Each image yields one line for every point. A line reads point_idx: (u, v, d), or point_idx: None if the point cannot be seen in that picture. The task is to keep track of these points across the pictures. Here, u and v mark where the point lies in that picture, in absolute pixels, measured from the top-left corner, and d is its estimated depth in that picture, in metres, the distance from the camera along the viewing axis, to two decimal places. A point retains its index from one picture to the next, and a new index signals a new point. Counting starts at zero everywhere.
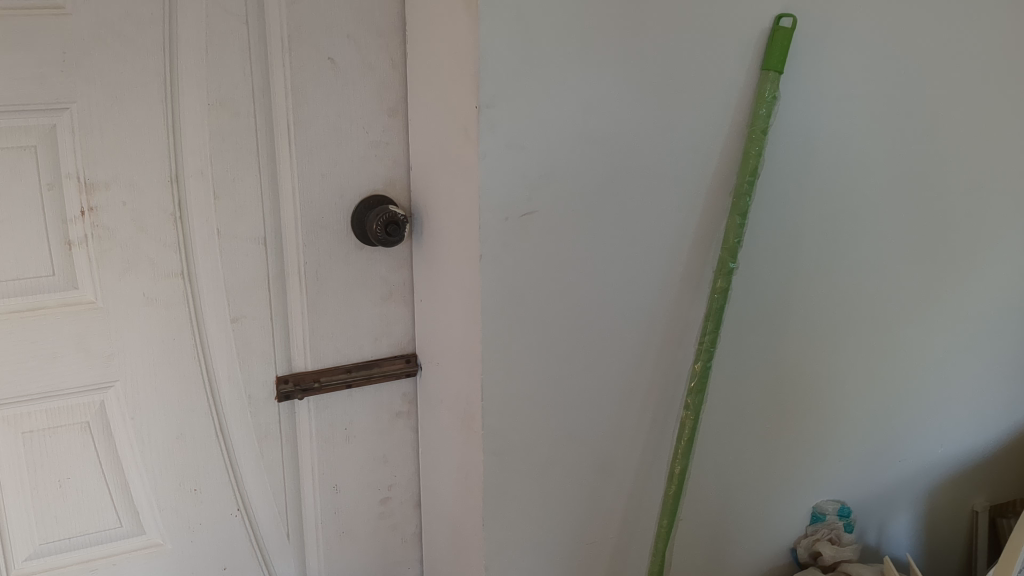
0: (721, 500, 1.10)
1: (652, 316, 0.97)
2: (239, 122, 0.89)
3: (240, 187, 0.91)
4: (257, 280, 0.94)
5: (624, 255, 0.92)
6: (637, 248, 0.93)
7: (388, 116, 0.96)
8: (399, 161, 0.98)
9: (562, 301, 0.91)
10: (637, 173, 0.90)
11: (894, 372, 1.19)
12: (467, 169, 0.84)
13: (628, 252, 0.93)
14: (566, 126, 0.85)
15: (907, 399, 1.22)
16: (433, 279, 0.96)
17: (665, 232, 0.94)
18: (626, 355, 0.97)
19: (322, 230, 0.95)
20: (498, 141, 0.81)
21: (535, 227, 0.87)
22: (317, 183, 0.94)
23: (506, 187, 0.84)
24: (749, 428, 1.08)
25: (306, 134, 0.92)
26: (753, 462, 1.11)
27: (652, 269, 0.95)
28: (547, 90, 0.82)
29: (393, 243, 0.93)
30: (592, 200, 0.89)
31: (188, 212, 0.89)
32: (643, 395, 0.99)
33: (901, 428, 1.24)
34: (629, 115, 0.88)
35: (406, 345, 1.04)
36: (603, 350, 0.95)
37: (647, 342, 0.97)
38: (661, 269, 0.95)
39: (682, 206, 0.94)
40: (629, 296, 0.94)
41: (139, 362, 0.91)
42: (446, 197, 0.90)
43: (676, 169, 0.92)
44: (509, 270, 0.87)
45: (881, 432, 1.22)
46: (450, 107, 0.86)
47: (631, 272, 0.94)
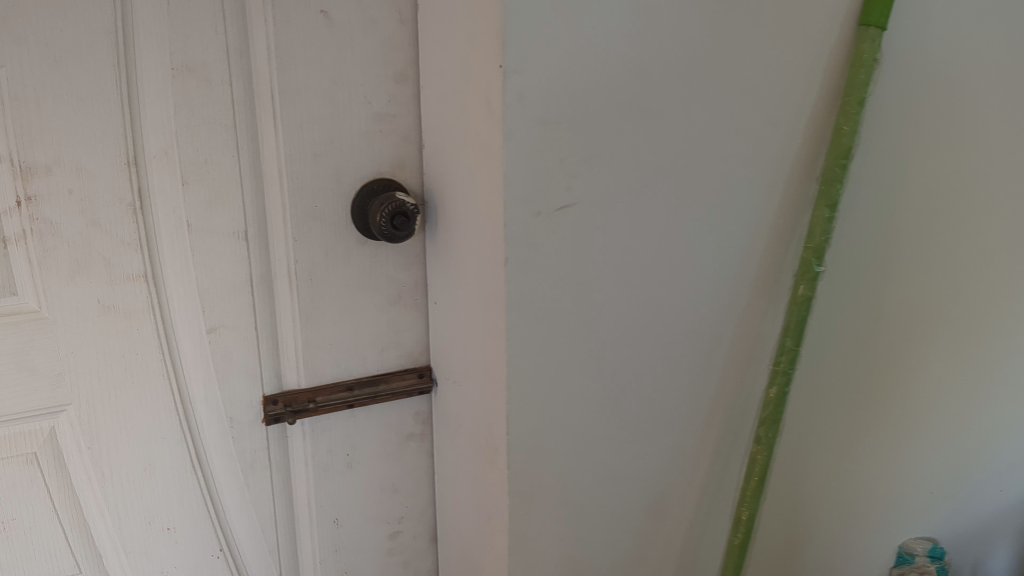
0: (788, 538, 0.95)
1: (715, 327, 0.80)
2: (211, 90, 0.72)
3: (214, 170, 0.74)
4: (238, 282, 0.78)
5: (683, 256, 0.75)
6: (699, 247, 0.76)
7: (395, 83, 0.79)
8: (410, 138, 0.81)
9: (606, 313, 0.74)
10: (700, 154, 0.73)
11: (997, 387, 1.01)
12: (493, 152, 0.67)
13: (687, 252, 0.75)
14: (612, 97, 0.68)
15: (1013, 421, 1.05)
16: (451, 283, 0.79)
17: (733, 226, 0.77)
18: (683, 375, 0.80)
19: (315, 221, 0.79)
20: (528, 115, 0.65)
21: (575, 222, 0.70)
22: (309, 164, 0.77)
23: (538, 173, 0.67)
24: (826, 456, 0.92)
25: (295, 105, 0.75)
26: (828, 494, 0.95)
27: (716, 272, 0.78)
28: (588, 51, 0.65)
29: (400, 238, 0.77)
30: (644, 189, 0.72)
31: (151, 201, 0.73)
32: (701, 421, 0.83)
33: (1003, 452, 1.06)
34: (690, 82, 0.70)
35: (420, 356, 0.87)
36: (655, 370, 0.78)
37: (708, 358, 0.80)
38: (728, 271, 0.78)
39: (754, 194, 0.77)
40: (688, 304, 0.77)
41: (96, 382, 0.76)
42: (466, 185, 0.73)
43: (748, 149, 0.75)
44: (541, 277, 0.70)
45: (979, 458, 1.05)
46: (469, 71, 0.69)
47: (691, 277, 0.76)
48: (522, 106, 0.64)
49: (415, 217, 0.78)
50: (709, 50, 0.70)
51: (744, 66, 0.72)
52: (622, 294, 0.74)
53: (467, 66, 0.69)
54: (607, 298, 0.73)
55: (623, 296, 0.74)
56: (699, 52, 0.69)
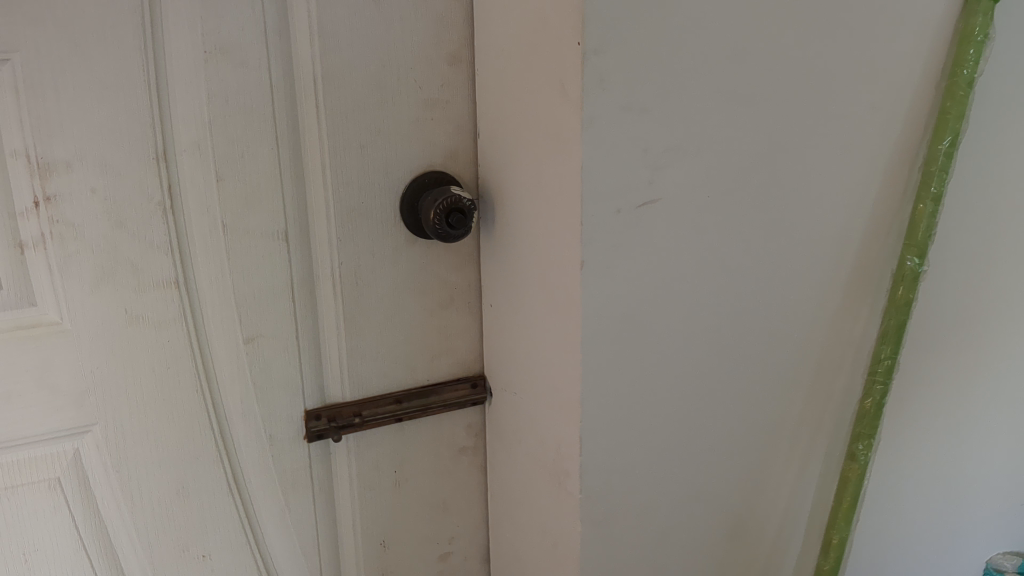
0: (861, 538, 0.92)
1: (804, 334, 0.72)
2: (248, 76, 0.65)
3: (252, 165, 0.67)
4: (279, 287, 0.71)
5: (771, 256, 0.68)
6: (788, 246, 0.69)
7: (448, 66, 0.71)
8: (464, 127, 0.73)
9: (688, 320, 0.67)
10: (791, 142, 0.66)
11: None
12: (572, 143, 0.60)
13: (777, 252, 0.68)
14: (699, 79, 0.61)
15: None
16: (512, 286, 0.72)
17: (825, 222, 0.70)
18: (767, 386, 0.72)
19: (362, 220, 0.72)
20: (608, 100, 0.58)
21: (655, 220, 0.63)
22: (355, 156, 0.70)
23: (618, 164, 0.60)
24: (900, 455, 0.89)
25: (340, 91, 0.68)
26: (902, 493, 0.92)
27: (806, 272, 0.70)
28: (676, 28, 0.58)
29: (456, 236, 0.70)
30: (732, 182, 0.64)
31: (183, 199, 0.66)
32: (787, 436, 0.76)
33: None
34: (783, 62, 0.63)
35: (473, 365, 0.80)
36: (739, 381, 0.71)
37: (796, 368, 0.73)
38: (818, 271, 0.71)
39: (848, 186, 0.69)
40: (775, 309, 0.70)
41: (124, 399, 0.69)
42: (535, 179, 0.65)
43: (842, 135, 0.68)
44: (619, 280, 0.63)
45: None
46: (540, 52, 0.62)
47: (779, 279, 0.69)
48: (602, 90, 0.58)
49: (472, 214, 0.71)
50: (803, 25, 0.63)
51: (839, 43, 0.65)
52: (706, 299, 0.67)
53: (537, 46, 0.62)
54: (689, 304, 0.66)
55: (707, 301, 0.67)
56: (792, 28, 0.62)
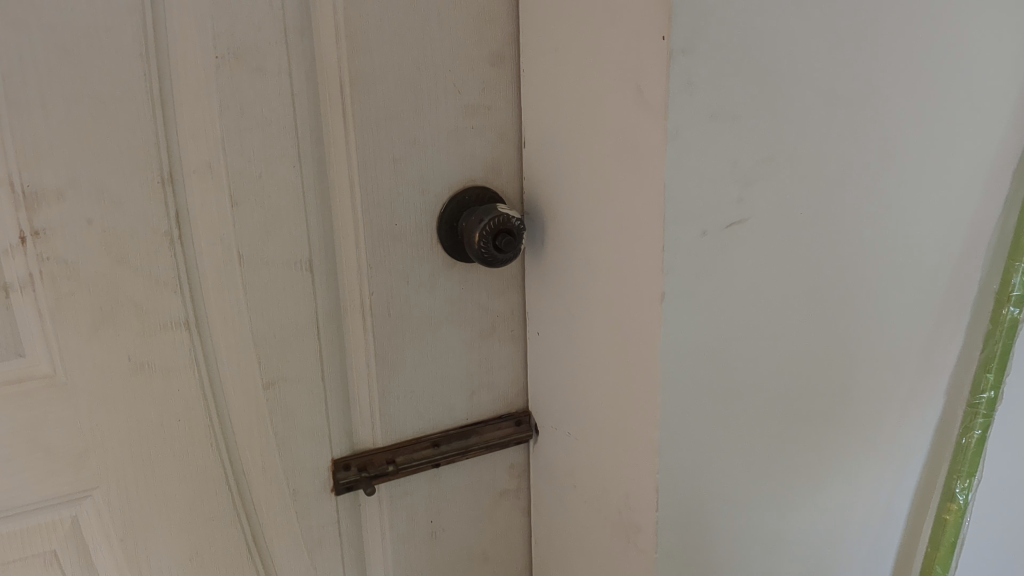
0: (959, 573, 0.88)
1: (886, 358, 0.65)
2: (266, 84, 0.56)
3: (271, 186, 0.58)
4: (302, 323, 0.62)
5: (857, 275, 0.61)
6: (874, 265, 0.62)
7: (491, 66, 0.63)
8: (507, 135, 0.65)
9: (771, 351, 0.59)
10: (884, 148, 0.58)
11: None
12: (654, 157, 0.51)
13: (863, 271, 0.61)
14: (795, 80, 0.53)
15: None
16: (569, 314, 0.64)
17: (911, 236, 0.63)
18: (850, 419, 0.65)
19: (396, 244, 0.63)
20: (695, 107, 0.50)
21: (744, 241, 0.55)
22: (389, 172, 0.61)
23: (706, 180, 0.52)
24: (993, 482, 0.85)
25: (371, 98, 0.59)
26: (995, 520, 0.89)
27: (890, 290, 0.63)
28: (772, 21, 0.50)
29: (504, 260, 0.62)
30: (823, 195, 0.57)
31: (192, 227, 0.57)
32: (866, 472, 0.69)
33: None
34: (880, 56, 0.55)
35: (516, 400, 0.72)
36: (820, 415, 0.64)
37: (877, 395, 0.66)
38: (902, 289, 0.64)
39: (935, 195, 0.63)
40: (860, 334, 0.63)
41: (129, 458, 0.60)
42: (601, 197, 0.57)
43: (932, 139, 0.61)
44: (703, 311, 0.55)
45: None
46: (610, 51, 0.53)
47: (865, 301, 0.62)
48: (689, 95, 0.49)
49: (522, 235, 0.62)
50: (903, 14, 0.55)
51: (936, 33, 0.57)
52: (790, 327, 0.59)
53: (605, 44, 0.53)
54: (773, 333, 0.59)
55: (791, 329, 0.60)
56: (890, 18, 0.55)
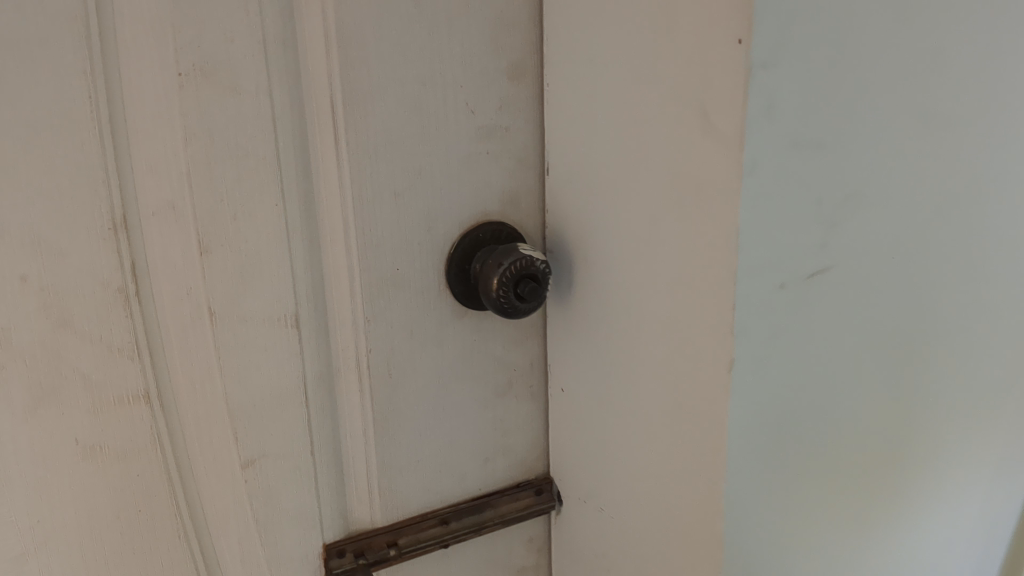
0: None
1: (951, 409, 0.58)
2: (241, 107, 0.46)
3: (248, 229, 0.48)
4: (288, 390, 0.52)
5: (932, 322, 0.53)
6: (946, 310, 0.53)
7: (511, 81, 0.53)
8: (528, 162, 0.55)
9: (843, 418, 0.50)
10: (968, 178, 0.50)
11: None
12: (718, 196, 0.42)
13: (939, 316, 0.53)
14: (887, 100, 0.44)
15: None
16: (606, 371, 0.54)
17: (984, 275, 0.55)
18: (908, 478, 0.57)
19: (399, 293, 0.53)
20: (777, 135, 0.40)
21: (825, 293, 0.45)
22: (389, 208, 0.51)
23: (787, 223, 0.42)
24: None
25: (368, 121, 0.49)
26: None
27: (963, 335, 0.55)
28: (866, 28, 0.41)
29: (528, 312, 0.52)
30: (907, 236, 0.48)
31: (152, 283, 0.47)
32: (919, 535, 0.61)
33: None
34: (970, 70, 0.47)
35: (536, 465, 0.62)
36: (884, 478, 0.55)
37: (938, 449, 0.59)
38: (972, 332, 0.56)
39: (1011, 226, 0.55)
40: (925, 389, 0.55)
41: (78, 556, 0.50)
42: (651, 239, 0.47)
43: (1013, 163, 0.53)
44: (774, 379, 0.46)
45: None
46: (665, 66, 0.44)
47: (935, 351, 0.54)
48: (769, 122, 0.40)
49: (548, 281, 0.53)
50: (996, 21, 0.47)
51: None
52: (864, 387, 0.50)
53: (656, 56, 0.44)
54: (846, 399, 0.50)
55: (863, 391, 0.51)
56: (983, 26, 0.46)
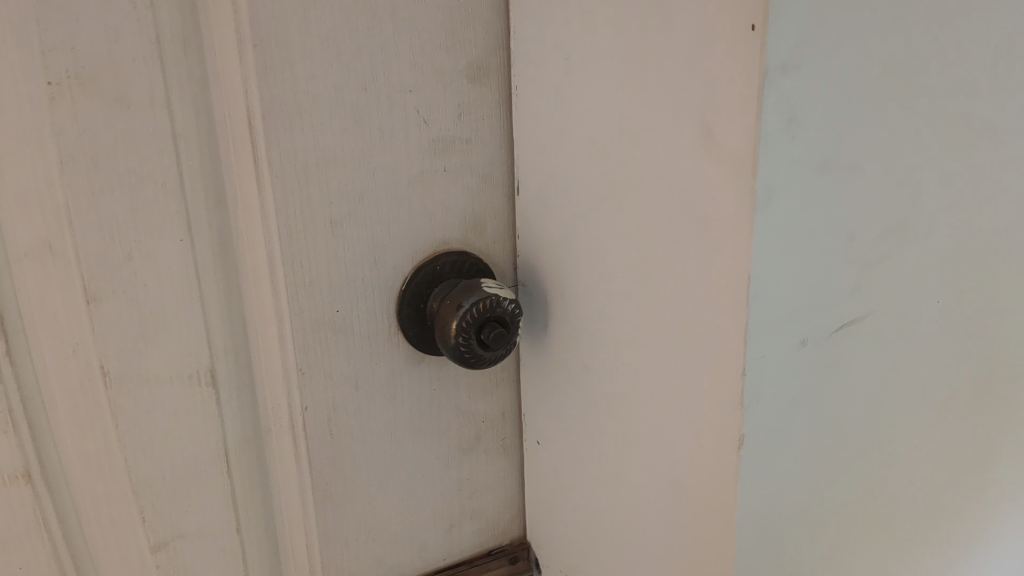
0: None
1: (994, 461, 0.49)
2: (132, 122, 0.37)
3: (147, 271, 0.39)
4: (206, 457, 0.44)
5: (975, 366, 0.44)
6: (992, 350, 0.45)
7: (471, 84, 0.44)
8: (494, 179, 0.47)
9: (869, 485, 0.42)
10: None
11: None
12: (725, 234, 0.33)
13: (983, 358, 0.44)
14: (930, 109, 0.35)
15: None
16: (590, 428, 0.46)
17: None
18: (941, 538, 0.49)
19: (341, 341, 0.44)
20: (797, 158, 0.32)
21: (856, 347, 0.37)
22: (324, 239, 0.42)
23: (810, 266, 0.34)
24: None
25: (295, 137, 0.40)
26: None
27: (1009, 376, 0.47)
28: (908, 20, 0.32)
29: (493, 363, 0.43)
30: (951, 269, 0.40)
31: (27, 338, 0.39)
32: None
33: None
34: None
35: (510, 528, 0.54)
36: (913, 544, 0.47)
37: (980, 505, 0.50)
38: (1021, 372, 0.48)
39: None
40: (965, 441, 0.47)
41: None
42: (642, 279, 0.39)
43: None
44: (791, 454, 0.37)
45: None
46: (656, 69, 0.35)
47: (976, 397, 0.46)
48: (790, 142, 0.31)
49: (517, 325, 0.44)
50: None
51: None
52: (893, 448, 0.42)
53: (645, 54, 0.35)
54: (872, 462, 0.41)
55: (892, 453, 0.42)
56: None
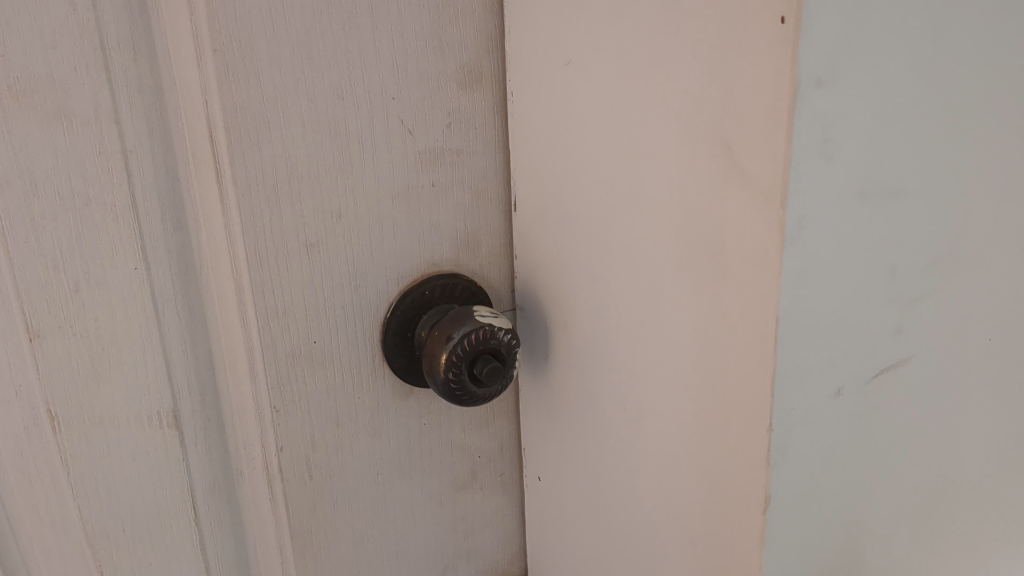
0: None
1: None
2: (75, 137, 0.33)
3: (98, 303, 0.35)
4: (171, 505, 0.39)
5: None
6: None
7: (461, 88, 0.40)
8: (488, 194, 0.42)
9: (915, 544, 0.37)
10: None
11: None
12: (749, 269, 0.29)
13: None
14: (986, 123, 0.30)
15: None
16: (589, 472, 0.41)
17: None
18: None
19: (319, 374, 0.40)
20: (830, 183, 0.27)
21: (898, 394, 0.32)
22: (299, 264, 0.38)
23: (844, 303, 0.29)
24: None
25: (262, 151, 0.36)
26: None
27: None
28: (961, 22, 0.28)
29: (488, 400, 0.38)
30: (1010, 304, 0.35)
31: None
32: None
33: None
34: None
35: (508, 565, 0.50)
36: None
37: None
38: None
39: None
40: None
41: None
42: (650, 315, 0.34)
43: None
44: (827, 516, 0.32)
45: None
46: (667, 78, 0.30)
47: None
48: (824, 165, 0.27)
49: (514, 358, 0.39)
50: None
51: None
52: (943, 504, 0.37)
53: (654, 61, 0.31)
54: (920, 520, 0.37)
55: (943, 507, 0.37)
56: None
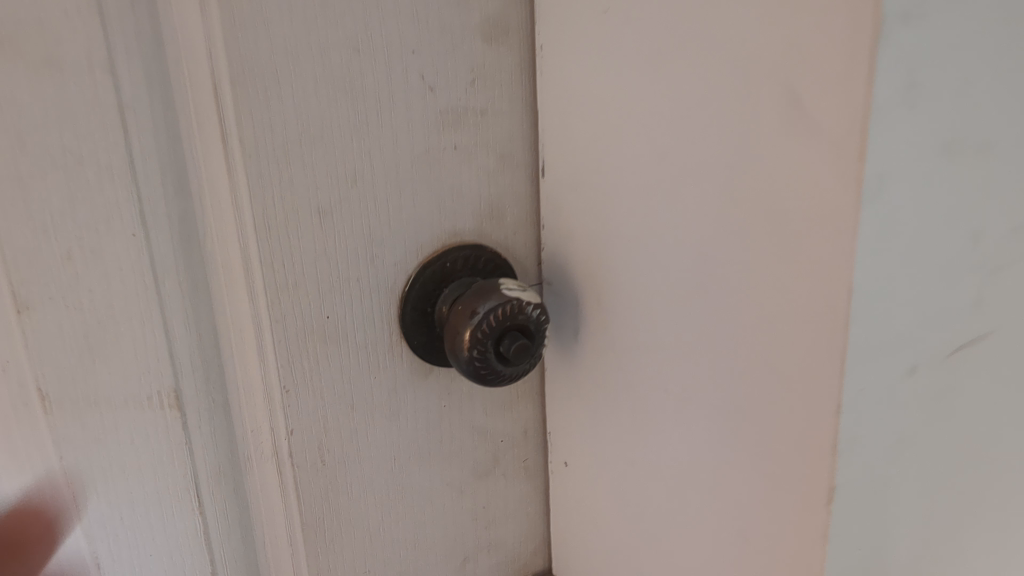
0: None
1: None
2: (66, 90, 0.30)
3: (92, 273, 0.32)
4: (172, 494, 0.36)
5: None
6: None
7: (486, 43, 0.37)
8: (513, 159, 0.39)
9: (977, 535, 0.34)
10: None
11: None
12: (816, 234, 0.25)
13: None
14: None
15: None
16: (623, 457, 0.38)
17: None
18: None
19: (332, 352, 0.37)
20: (912, 134, 0.24)
21: (968, 372, 0.29)
22: (311, 233, 0.35)
23: (920, 270, 0.26)
24: None
25: (271, 108, 0.33)
26: None
27: None
28: None
29: (515, 380, 0.35)
30: None
31: None
32: None
33: None
34: None
35: (532, 556, 0.47)
36: None
37: None
38: None
39: None
40: None
41: None
42: (695, 289, 0.31)
43: None
44: (893, 507, 0.30)
45: None
46: (720, 22, 0.27)
47: None
48: (907, 114, 0.24)
49: (543, 335, 0.36)
50: None
51: None
52: (1007, 491, 0.35)
53: (707, 3, 0.28)
54: (983, 509, 0.34)
55: (1006, 495, 0.35)
56: None
